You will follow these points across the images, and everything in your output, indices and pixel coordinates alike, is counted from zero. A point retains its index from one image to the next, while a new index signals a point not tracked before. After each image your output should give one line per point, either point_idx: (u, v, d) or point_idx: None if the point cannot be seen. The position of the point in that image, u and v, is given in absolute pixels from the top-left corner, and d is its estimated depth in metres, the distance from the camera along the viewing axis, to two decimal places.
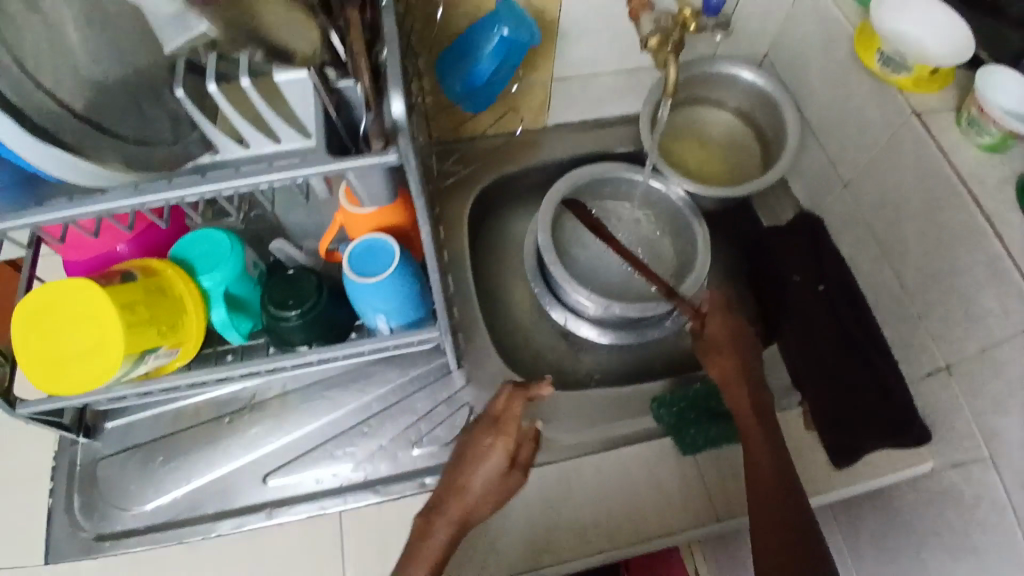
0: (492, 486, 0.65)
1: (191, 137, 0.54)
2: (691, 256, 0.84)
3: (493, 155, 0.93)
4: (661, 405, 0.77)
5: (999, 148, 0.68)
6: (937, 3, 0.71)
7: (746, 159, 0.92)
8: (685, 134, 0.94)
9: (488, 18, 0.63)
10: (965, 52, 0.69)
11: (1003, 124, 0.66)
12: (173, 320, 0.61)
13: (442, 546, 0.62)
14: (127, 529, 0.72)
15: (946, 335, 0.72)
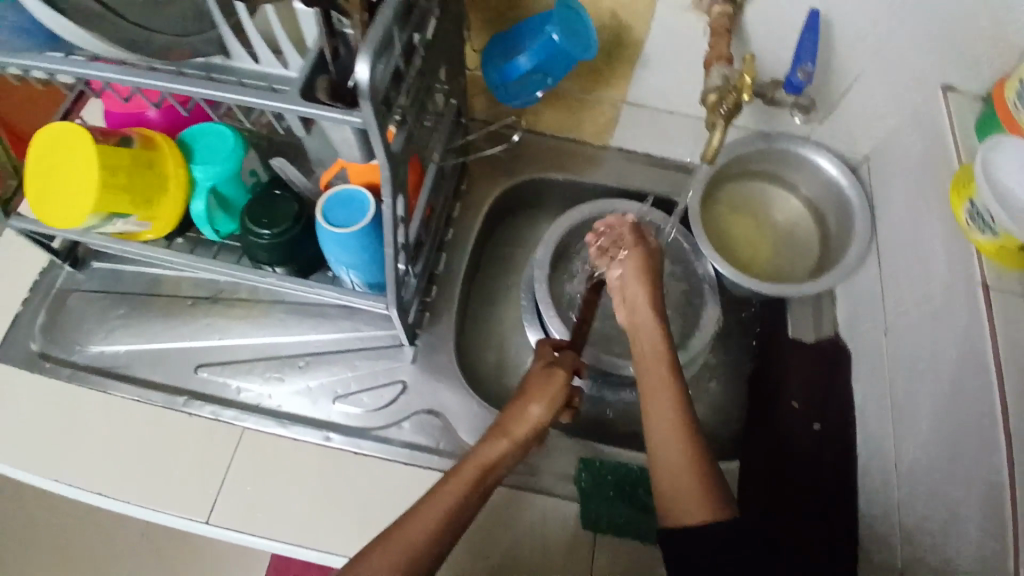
0: (552, 376, 0.60)
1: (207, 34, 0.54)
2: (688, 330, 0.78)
3: (543, 156, 0.89)
4: (585, 468, 0.72)
5: None
6: None
7: (799, 256, 0.83)
8: (745, 208, 0.85)
9: (542, 17, 0.60)
10: None
11: None
12: (151, 195, 0.63)
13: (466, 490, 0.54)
14: (70, 360, 0.77)
15: (914, 537, 0.60)
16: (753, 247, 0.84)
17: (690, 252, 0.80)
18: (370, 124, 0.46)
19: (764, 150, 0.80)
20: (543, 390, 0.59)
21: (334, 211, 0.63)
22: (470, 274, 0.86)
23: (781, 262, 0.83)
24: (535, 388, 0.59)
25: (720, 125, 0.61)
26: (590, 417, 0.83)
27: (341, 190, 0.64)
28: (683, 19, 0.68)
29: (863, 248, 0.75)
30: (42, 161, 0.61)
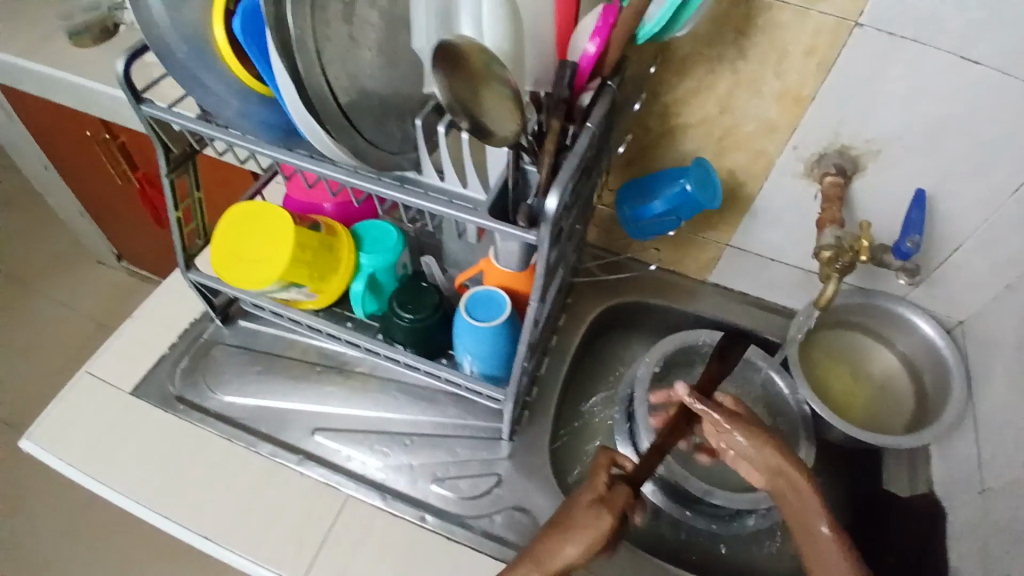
0: (599, 519, 0.56)
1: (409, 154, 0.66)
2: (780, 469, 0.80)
3: (646, 283, 0.97)
4: None
5: None
6: None
7: (895, 411, 0.85)
8: (841, 357, 0.89)
9: (679, 170, 0.70)
10: None
11: None
12: (324, 272, 0.74)
13: None
14: (202, 405, 0.85)
15: None
16: (847, 396, 0.86)
17: (785, 390, 0.83)
18: (543, 242, 0.55)
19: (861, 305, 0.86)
20: (585, 530, 0.56)
21: (475, 307, 0.73)
22: (568, 380, 0.92)
23: (875, 414, 0.85)
24: (581, 529, 0.56)
25: (836, 279, 0.68)
26: (670, 542, 0.83)
27: (483, 290, 0.73)
28: (797, 183, 0.78)
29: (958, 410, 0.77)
30: (240, 229, 0.73)
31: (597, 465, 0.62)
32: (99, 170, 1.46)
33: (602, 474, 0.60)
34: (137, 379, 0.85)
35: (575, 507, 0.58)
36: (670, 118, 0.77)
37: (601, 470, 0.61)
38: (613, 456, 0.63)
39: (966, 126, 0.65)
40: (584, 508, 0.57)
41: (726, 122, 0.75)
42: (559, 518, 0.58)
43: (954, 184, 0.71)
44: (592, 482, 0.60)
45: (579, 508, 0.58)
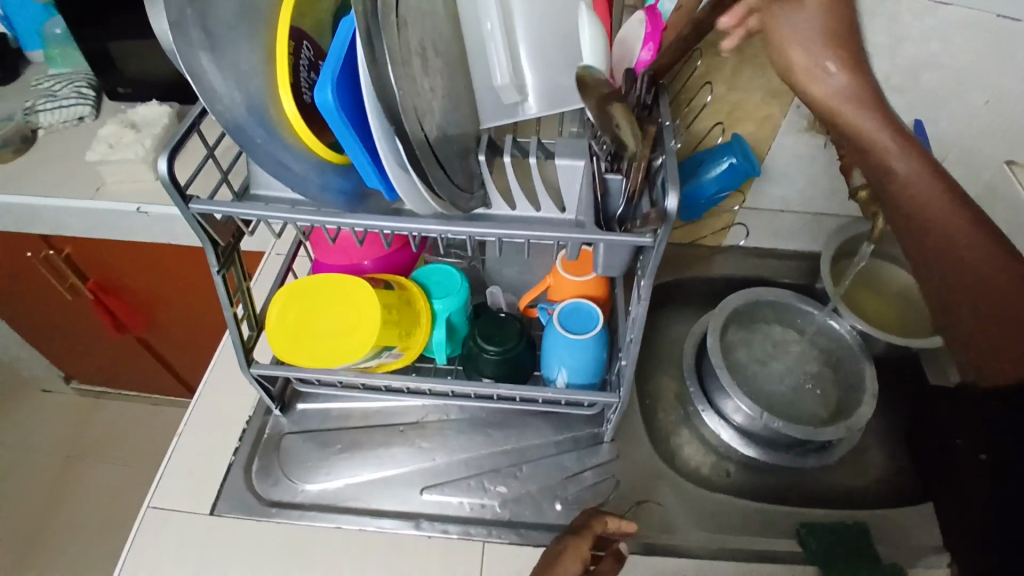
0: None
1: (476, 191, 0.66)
2: (857, 394, 0.85)
3: (671, 260, 1.02)
4: (810, 531, 0.76)
5: None
6: None
7: (921, 318, 0.94)
8: (860, 282, 0.98)
9: (721, 148, 0.75)
10: None
11: None
12: (408, 329, 0.72)
13: None
14: (294, 501, 0.79)
15: None
16: (875, 314, 0.96)
17: (837, 327, 0.90)
18: (661, 240, 0.57)
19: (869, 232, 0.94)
20: None
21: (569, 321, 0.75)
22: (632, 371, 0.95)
23: (906, 326, 0.94)
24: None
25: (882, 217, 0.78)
26: (778, 490, 0.87)
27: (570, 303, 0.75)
28: (801, 138, 0.85)
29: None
30: (309, 305, 0.70)
31: (583, 528, 0.70)
32: (41, 291, 1.32)
33: (588, 545, 0.68)
34: (213, 496, 0.79)
35: (563, 575, 0.66)
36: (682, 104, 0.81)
37: (589, 540, 0.69)
38: (600, 526, 0.70)
39: (940, 60, 0.76)
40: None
41: (734, 96, 0.81)
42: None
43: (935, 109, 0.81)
44: (578, 548, 0.68)
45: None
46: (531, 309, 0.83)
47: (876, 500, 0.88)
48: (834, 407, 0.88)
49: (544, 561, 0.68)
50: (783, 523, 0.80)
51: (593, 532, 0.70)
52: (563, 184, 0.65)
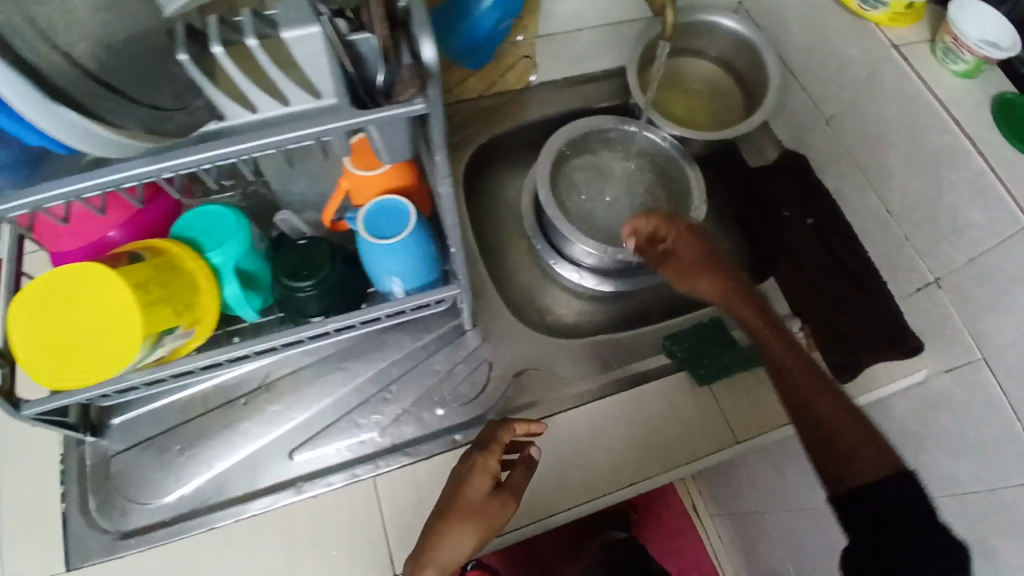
0: (491, 514, 0.63)
1: (198, 105, 0.51)
2: (687, 197, 0.85)
3: (484, 116, 0.93)
4: (673, 341, 0.80)
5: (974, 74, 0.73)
6: None
7: (732, 103, 0.94)
8: (670, 85, 0.95)
9: None
10: None
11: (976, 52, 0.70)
12: (188, 299, 0.59)
13: None
14: (154, 524, 0.69)
15: (932, 252, 0.76)
16: (690, 112, 0.95)
17: (655, 137, 0.87)
18: (436, 105, 0.48)
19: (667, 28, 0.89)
20: (482, 516, 0.63)
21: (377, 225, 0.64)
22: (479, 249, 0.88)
23: (720, 116, 0.94)
24: (471, 524, 0.62)
25: None
26: (639, 313, 0.91)
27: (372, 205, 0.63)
28: None
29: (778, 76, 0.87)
30: (50, 316, 0.54)
31: (491, 441, 0.66)
32: None
33: (493, 460, 0.65)
34: (59, 553, 0.68)
35: (470, 494, 0.63)
36: None
37: (494, 453, 0.65)
38: (512, 433, 0.67)
39: None
40: (479, 497, 0.63)
41: None
42: (454, 505, 0.63)
43: None
44: (485, 464, 0.65)
45: (475, 499, 0.63)
46: (339, 222, 0.70)
47: None
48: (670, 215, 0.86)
49: (454, 480, 0.65)
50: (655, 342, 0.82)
51: (499, 444, 0.66)
52: (303, 64, 0.46)
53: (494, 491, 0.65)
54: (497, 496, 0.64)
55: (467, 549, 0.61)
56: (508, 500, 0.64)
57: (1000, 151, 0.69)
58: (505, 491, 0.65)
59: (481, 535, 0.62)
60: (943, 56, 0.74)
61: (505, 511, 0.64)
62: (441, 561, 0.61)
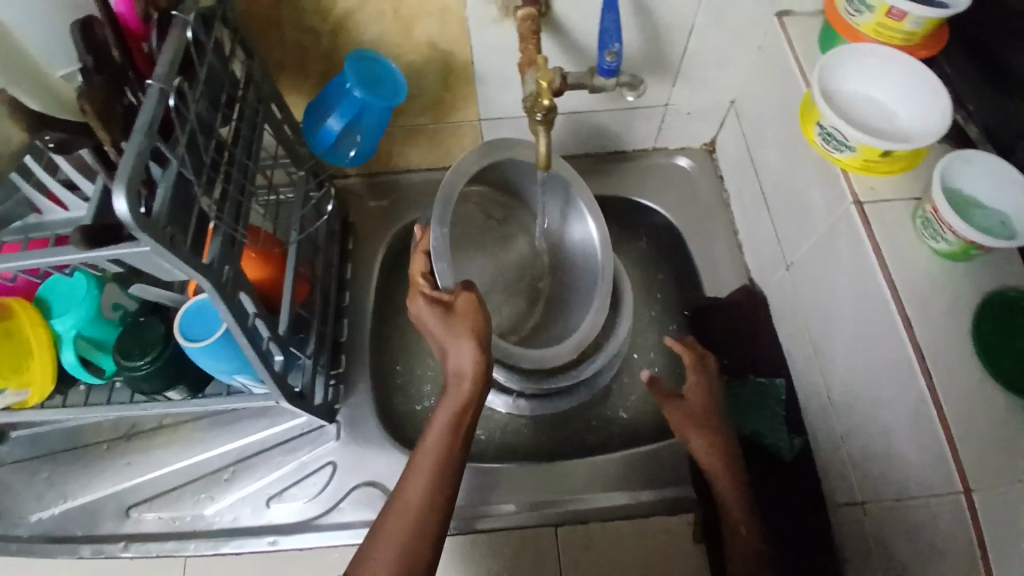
0: (461, 334, 0.57)
1: (19, 197, 0.52)
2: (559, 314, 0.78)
3: (421, 191, 0.87)
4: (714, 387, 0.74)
5: (960, 256, 0.56)
6: (892, 57, 0.61)
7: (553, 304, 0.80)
8: (495, 254, 0.78)
9: (339, 78, 0.59)
10: (932, 135, 0.58)
11: (962, 235, 0.54)
12: (17, 363, 0.63)
13: (444, 444, 0.56)
14: (11, 537, 0.73)
15: (861, 471, 0.61)
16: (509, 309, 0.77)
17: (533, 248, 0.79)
18: (161, 248, 0.44)
19: (485, 254, 0.78)
20: (468, 324, 0.58)
21: (209, 323, 0.62)
22: (378, 332, 0.83)
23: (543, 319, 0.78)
24: (454, 379, 0.58)
25: (543, 130, 0.60)
26: (536, 442, 0.81)
27: (199, 298, 0.62)
28: (499, 30, 0.68)
29: (598, 309, 0.74)
30: None
31: (415, 282, 0.63)
32: None
33: (421, 294, 0.61)
34: None
35: (436, 336, 0.59)
36: (327, 10, 0.64)
37: (421, 292, 0.61)
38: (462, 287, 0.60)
39: None
40: (443, 331, 0.59)
41: None
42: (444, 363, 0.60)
43: None
44: (419, 309, 0.61)
45: (455, 335, 0.58)
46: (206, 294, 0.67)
47: (649, 432, 0.81)
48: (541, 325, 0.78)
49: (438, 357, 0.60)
50: (532, 486, 0.73)
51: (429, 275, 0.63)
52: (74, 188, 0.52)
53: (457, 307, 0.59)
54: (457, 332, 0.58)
55: (458, 398, 0.57)
56: (470, 315, 0.58)
57: (958, 380, 0.52)
58: (457, 308, 0.59)
59: (467, 365, 0.57)
60: (924, 225, 0.57)
61: (472, 320, 0.58)
62: (447, 419, 0.57)
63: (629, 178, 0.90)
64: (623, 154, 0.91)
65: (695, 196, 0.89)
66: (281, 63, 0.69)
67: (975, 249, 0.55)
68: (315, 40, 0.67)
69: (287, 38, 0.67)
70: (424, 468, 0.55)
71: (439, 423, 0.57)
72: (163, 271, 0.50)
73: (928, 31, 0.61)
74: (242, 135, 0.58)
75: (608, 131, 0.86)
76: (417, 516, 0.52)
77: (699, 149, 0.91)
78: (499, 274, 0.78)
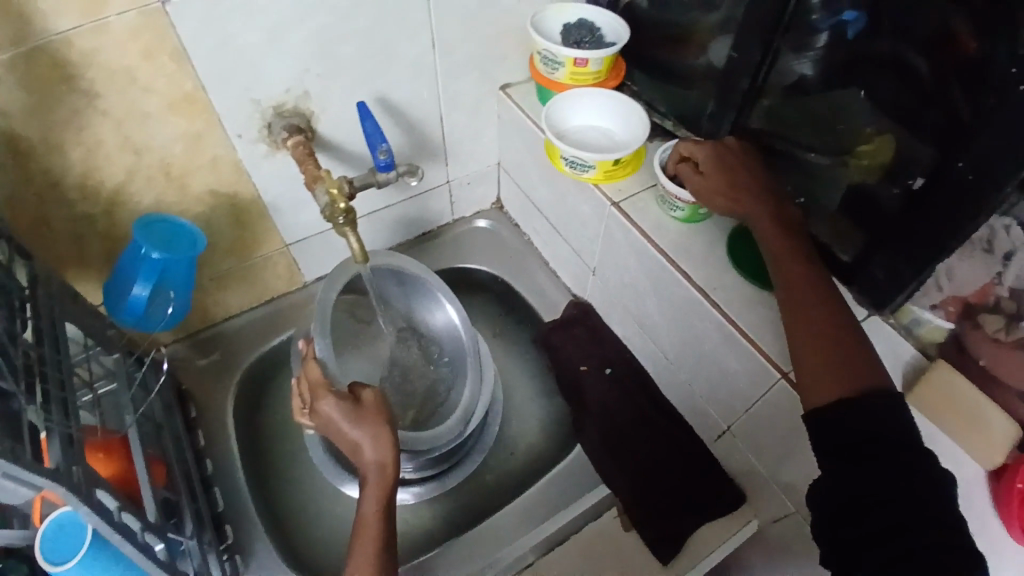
0: (375, 425, 0.60)
1: None
2: (437, 392, 0.81)
3: (255, 331, 0.87)
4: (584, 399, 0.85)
5: (695, 218, 0.73)
6: (582, 93, 0.80)
7: (426, 387, 0.81)
8: (357, 353, 0.81)
9: (131, 247, 0.60)
10: (641, 130, 0.78)
11: (685, 198, 0.71)
12: None
13: (378, 545, 0.57)
14: None
15: (716, 400, 0.73)
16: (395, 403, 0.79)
17: (388, 335, 0.83)
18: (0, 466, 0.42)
19: (356, 354, 0.81)
20: (376, 418, 0.60)
21: (80, 536, 0.55)
22: (259, 482, 0.79)
23: (423, 402, 0.80)
24: (375, 471, 0.59)
25: (350, 231, 0.67)
26: (459, 515, 0.82)
27: (59, 514, 0.56)
28: (274, 162, 0.74)
29: (474, 381, 0.80)
30: None
31: (314, 389, 0.63)
32: None
33: (328, 391, 0.61)
34: None
35: (345, 435, 0.60)
36: (97, 192, 0.66)
37: (325, 394, 0.61)
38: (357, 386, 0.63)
39: (351, 31, 0.69)
40: (351, 431, 0.59)
41: (155, 159, 0.67)
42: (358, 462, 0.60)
43: (383, 74, 0.76)
44: (326, 412, 0.61)
45: (366, 428, 0.60)
46: None
47: (551, 457, 0.87)
48: (423, 406, 0.80)
49: (351, 459, 0.61)
50: (472, 553, 0.75)
51: (326, 380, 0.64)
52: None
53: (361, 404, 0.61)
54: (364, 425, 0.60)
55: (383, 488, 0.59)
56: (375, 408, 0.61)
57: (735, 295, 0.67)
58: (364, 402, 0.62)
59: (388, 456, 0.59)
60: (663, 205, 0.73)
61: (381, 417, 0.61)
62: (376, 509, 0.58)
63: (442, 252, 0.99)
64: (430, 234, 1.01)
65: (503, 246, 1.01)
66: (61, 256, 0.68)
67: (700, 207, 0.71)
68: (93, 223, 0.68)
69: (61, 231, 0.66)
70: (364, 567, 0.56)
71: (370, 517, 0.58)
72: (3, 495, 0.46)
73: (607, 68, 0.81)
74: (46, 334, 0.56)
75: (409, 219, 0.96)
76: None
77: (491, 208, 1.04)
78: (370, 370, 0.81)
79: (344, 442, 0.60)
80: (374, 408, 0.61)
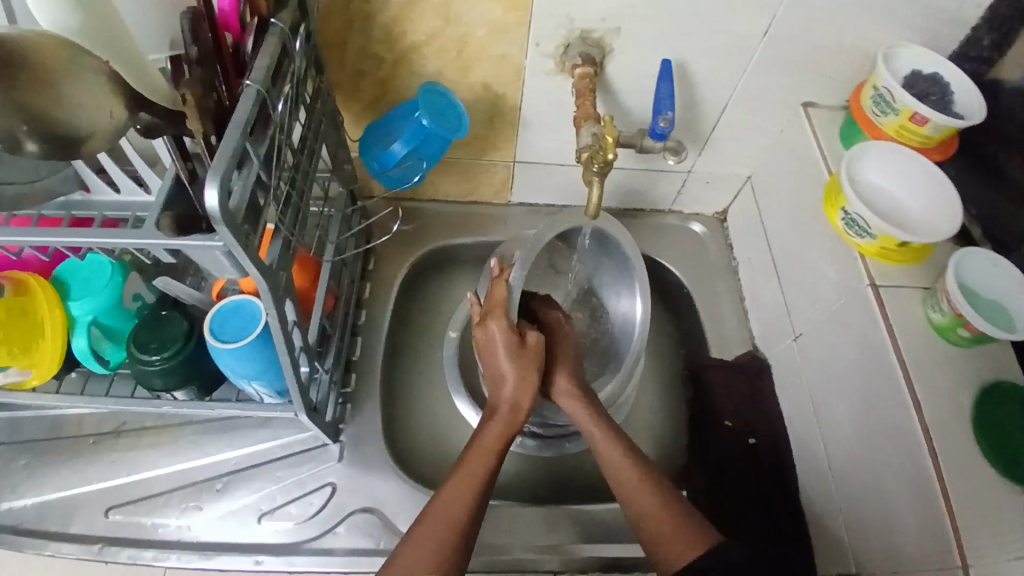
0: (529, 370, 0.65)
1: None
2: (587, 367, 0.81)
3: (447, 222, 0.88)
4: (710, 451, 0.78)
5: (947, 332, 0.62)
6: (905, 149, 0.68)
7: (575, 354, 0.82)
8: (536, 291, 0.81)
9: (409, 104, 0.62)
10: (951, 224, 0.65)
11: (954, 304, 0.60)
12: (28, 342, 0.60)
13: (487, 471, 0.60)
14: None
15: (860, 538, 0.64)
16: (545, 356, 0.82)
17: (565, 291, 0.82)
18: (235, 246, 0.44)
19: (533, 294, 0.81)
20: (529, 362, 0.66)
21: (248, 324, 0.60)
22: (389, 353, 0.82)
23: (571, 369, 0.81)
24: (509, 409, 0.64)
25: (597, 182, 0.65)
26: (536, 482, 0.81)
27: (238, 298, 0.61)
28: (552, 82, 0.72)
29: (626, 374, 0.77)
30: None
31: (491, 308, 0.68)
32: None
33: (504, 316, 0.67)
34: None
35: (501, 364, 0.66)
36: (395, 40, 0.67)
37: (500, 317, 0.67)
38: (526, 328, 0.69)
39: None
40: (510, 363, 0.65)
41: (456, 32, 0.66)
42: (496, 391, 0.66)
43: (700, 42, 0.69)
44: (491, 332, 0.67)
45: (519, 368, 0.65)
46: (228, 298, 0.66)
47: None
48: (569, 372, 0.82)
49: (493, 386, 0.66)
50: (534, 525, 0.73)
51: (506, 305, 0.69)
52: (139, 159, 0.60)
53: (524, 344, 0.67)
54: (521, 365, 0.65)
55: (508, 425, 0.64)
56: (534, 351, 0.67)
57: (956, 454, 0.57)
58: (527, 342, 0.67)
59: (526, 401, 0.65)
60: (924, 298, 0.64)
61: (535, 364, 0.66)
62: (496, 440, 0.62)
63: (643, 236, 0.94)
64: (642, 212, 0.95)
65: (705, 260, 0.93)
66: (340, 82, 0.71)
67: (962, 326, 0.60)
68: (377, 64, 0.70)
69: (350, 58, 0.69)
70: (469, 479, 0.59)
71: (488, 444, 0.62)
72: (219, 264, 0.49)
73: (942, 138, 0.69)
74: (307, 144, 0.59)
75: (632, 189, 0.91)
76: (457, 527, 0.56)
77: (711, 216, 0.96)
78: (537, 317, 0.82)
79: (497, 372, 0.66)
80: (534, 353, 0.67)
